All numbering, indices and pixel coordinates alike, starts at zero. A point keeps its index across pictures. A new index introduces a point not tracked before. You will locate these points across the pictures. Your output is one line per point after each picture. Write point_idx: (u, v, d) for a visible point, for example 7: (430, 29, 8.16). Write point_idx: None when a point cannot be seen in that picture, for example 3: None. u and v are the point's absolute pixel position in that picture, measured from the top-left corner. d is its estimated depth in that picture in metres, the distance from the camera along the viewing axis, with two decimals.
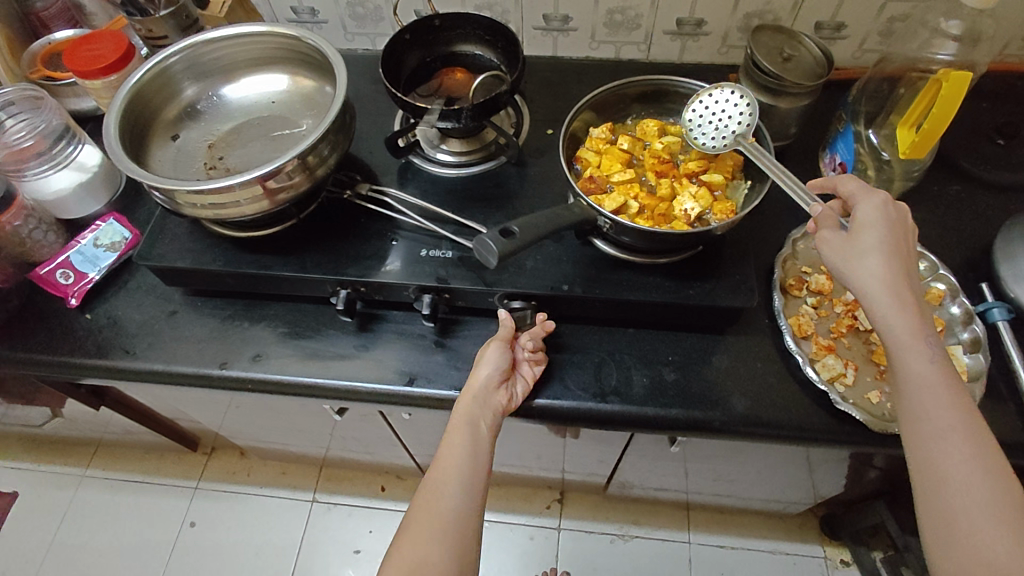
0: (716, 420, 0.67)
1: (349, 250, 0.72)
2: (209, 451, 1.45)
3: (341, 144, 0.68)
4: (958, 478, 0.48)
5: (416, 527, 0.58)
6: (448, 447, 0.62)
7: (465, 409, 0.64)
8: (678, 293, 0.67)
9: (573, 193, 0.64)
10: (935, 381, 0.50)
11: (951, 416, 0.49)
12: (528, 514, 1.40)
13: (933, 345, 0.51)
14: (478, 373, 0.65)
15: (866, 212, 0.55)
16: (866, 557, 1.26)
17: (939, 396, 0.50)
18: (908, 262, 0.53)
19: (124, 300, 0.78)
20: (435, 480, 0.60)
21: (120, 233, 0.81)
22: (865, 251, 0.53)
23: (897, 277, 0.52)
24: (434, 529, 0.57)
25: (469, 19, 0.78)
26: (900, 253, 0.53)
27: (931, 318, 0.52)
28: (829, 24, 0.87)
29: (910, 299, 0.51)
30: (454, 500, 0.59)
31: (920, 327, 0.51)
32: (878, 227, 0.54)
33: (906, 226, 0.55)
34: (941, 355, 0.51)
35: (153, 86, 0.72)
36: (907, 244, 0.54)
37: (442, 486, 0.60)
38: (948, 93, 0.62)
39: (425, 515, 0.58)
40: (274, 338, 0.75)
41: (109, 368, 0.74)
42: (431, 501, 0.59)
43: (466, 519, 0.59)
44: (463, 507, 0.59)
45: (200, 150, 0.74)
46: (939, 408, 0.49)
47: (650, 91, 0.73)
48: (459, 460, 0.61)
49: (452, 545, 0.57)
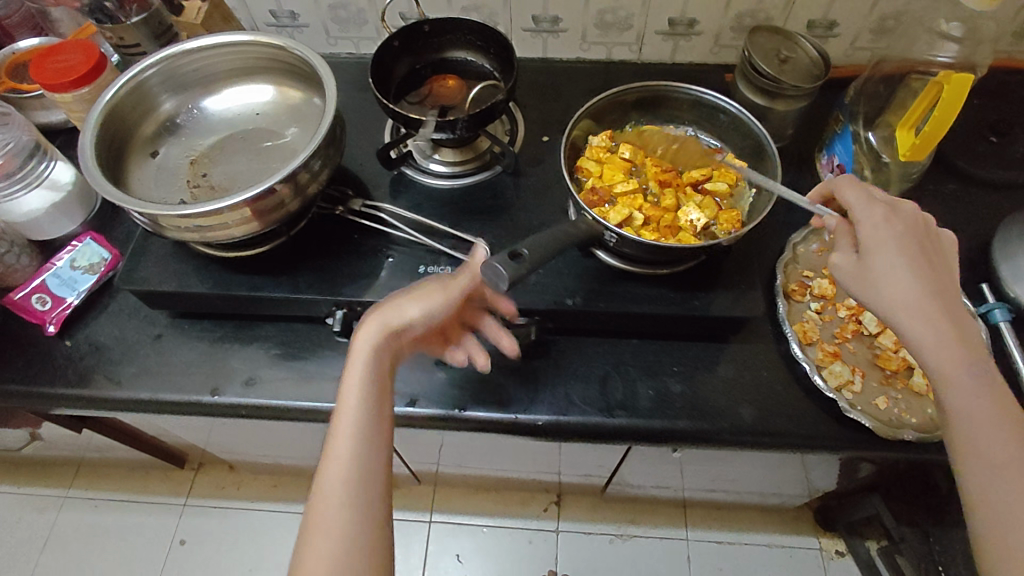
0: (724, 432, 0.66)
1: (343, 268, 0.69)
2: (197, 467, 1.40)
3: (333, 159, 0.66)
4: (1017, 511, 0.47)
5: (321, 490, 0.51)
6: (348, 392, 0.55)
7: (368, 345, 0.56)
8: (683, 305, 0.66)
9: (577, 206, 0.63)
10: (978, 405, 0.50)
11: (1000, 440, 0.49)
12: (526, 517, 1.38)
13: (970, 366, 0.50)
14: (393, 310, 0.57)
15: (878, 227, 0.54)
16: (861, 548, 1.27)
17: (983, 422, 0.50)
18: (940, 280, 0.53)
19: (107, 325, 0.75)
20: (337, 433, 0.53)
21: (97, 253, 0.77)
22: (887, 274, 0.52)
23: (925, 298, 0.51)
24: (340, 490, 0.51)
25: (459, 24, 0.75)
26: (920, 270, 0.52)
27: (967, 334, 0.51)
28: (821, 23, 0.86)
29: (940, 321, 0.51)
30: (358, 453, 0.52)
31: (953, 350, 0.51)
32: (894, 244, 0.53)
33: (922, 234, 0.54)
34: (979, 375, 0.50)
35: (130, 102, 0.69)
36: (936, 259, 0.54)
37: (343, 440, 0.53)
38: (949, 96, 0.63)
39: (329, 474, 0.52)
40: (266, 360, 0.72)
41: (94, 398, 0.71)
42: (334, 458, 0.52)
43: (375, 474, 0.52)
44: (369, 459, 0.52)
45: (182, 167, 0.71)
46: (985, 433, 0.49)
47: (647, 98, 0.71)
48: (361, 404, 0.54)
49: (366, 505, 0.51)
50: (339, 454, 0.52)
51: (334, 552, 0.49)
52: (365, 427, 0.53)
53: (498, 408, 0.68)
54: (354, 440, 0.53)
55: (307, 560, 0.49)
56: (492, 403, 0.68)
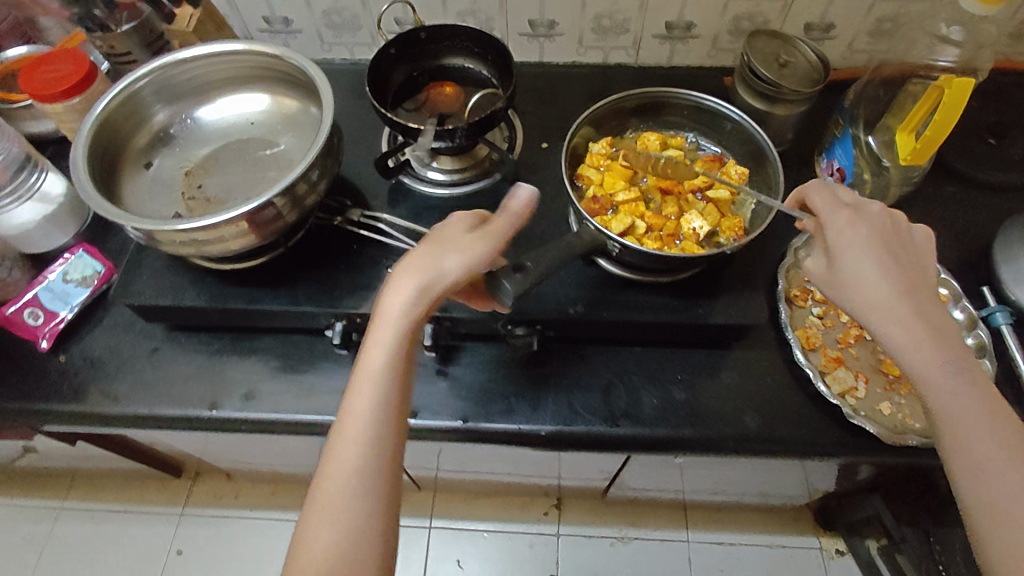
0: (729, 440, 0.66)
1: (343, 280, 0.68)
2: (195, 476, 1.37)
3: (331, 169, 0.65)
4: (1013, 513, 0.45)
5: (330, 471, 0.47)
6: (372, 359, 0.49)
7: (399, 307, 0.50)
8: (686, 313, 0.66)
9: (579, 216, 0.62)
10: (962, 403, 0.48)
11: (988, 438, 0.47)
12: (526, 521, 1.38)
13: (949, 362, 0.49)
14: (432, 267, 0.51)
15: (843, 230, 0.54)
16: (861, 547, 1.27)
17: (966, 420, 0.48)
18: (909, 277, 0.52)
19: (102, 339, 0.74)
20: (352, 407, 0.49)
21: (91, 266, 0.76)
22: (856, 275, 0.52)
23: (892, 296, 0.50)
24: (351, 472, 0.47)
25: (456, 31, 0.74)
26: (888, 269, 0.51)
27: (943, 330, 0.50)
28: (818, 25, 0.86)
29: (910, 318, 0.50)
30: (375, 434, 0.48)
31: (930, 348, 0.49)
32: (860, 244, 0.53)
33: (891, 233, 0.54)
34: (960, 370, 0.48)
35: (122, 113, 0.67)
36: (904, 255, 0.53)
37: (359, 417, 0.48)
38: (950, 100, 0.62)
39: (340, 454, 0.47)
40: (266, 373, 0.71)
41: (90, 414, 0.69)
42: (347, 436, 0.48)
43: (389, 457, 0.48)
44: (383, 439, 0.48)
45: (177, 179, 0.70)
46: (971, 432, 0.47)
47: (647, 104, 0.71)
48: (382, 377, 0.49)
49: (376, 491, 0.47)
50: (353, 433, 0.48)
51: (336, 542, 0.45)
52: (384, 405, 0.49)
53: (501, 418, 0.68)
54: (371, 419, 0.48)
55: (306, 548, 0.46)
56: (495, 414, 0.68)
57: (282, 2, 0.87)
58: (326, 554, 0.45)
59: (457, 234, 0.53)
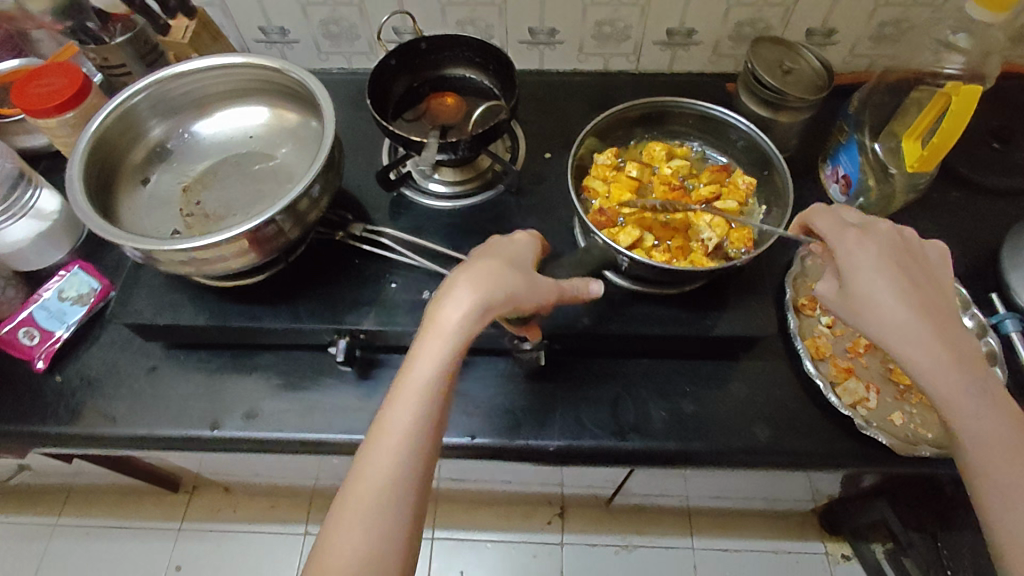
0: (740, 453, 0.65)
1: (345, 295, 0.67)
2: (192, 489, 1.33)
3: (332, 184, 0.64)
4: None
5: (364, 476, 0.46)
6: (418, 369, 0.47)
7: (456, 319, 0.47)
8: (694, 325, 0.65)
9: (586, 229, 0.61)
10: (982, 424, 0.48)
11: (1011, 459, 0.47)
12: (529, 530, 1.35)
13: (970, 384, 0.48)
14: (495, 285, 0.49)
15: (855, 250, 0.53)
16: (867, 552, 1.26)
17: (990, 443, 0.48)
18: (925, 295, 0.51)
19: (99, 358, 0.72)
20: (391, 417, 0.47)
21: (86, 283, 0.74)
22: (872, 297, 0.51)
23: (909, 318, 0.50)
24: (382, 483, 0.46)
25: (457, 41, 0.73)
26: (905, 289, 0.50)
27: (961, 351, 0.49)
28: (820, 31, 0.85)
29: (929, 340, 0.49)
30: (410, 447, 0.47)
31: (950, 370, 0.48)
32: (874, 264, 0.51)
33: (904, 251, 0.53)
34: (980, 391, 0.48)
35: (118, 130, 0.66)
36: (920, 273, 0.52)
37: (398, 427, 0.47)
38: (957, 106, 0.62)
39: (374, 463, 0.46)
40: (267, 391, 0.70)
41: (88, 435, 0.68)
42: (383, 445, 0.46)
43: (419, 474, 0.47)
44: (416, 456, 0.47)
45: (175, 195, 0.69)
46: (994, 452, 0.47)
47: (652, 113, 0.70)
48: (427, 390, 0.47)
49: (405, 505, 0.46)
50: (390, 443, 0.46)
51: (360, 550, 0.44)
52: (423, 420, 0.47)
53: (507, 434, 0.67)
54: (410, 433, 0.47)
55: (326, 552, 0.45)
56: (501, 430, 0.67)
57: (278, 12, 0.85)
58: (347, 562, 0.44)
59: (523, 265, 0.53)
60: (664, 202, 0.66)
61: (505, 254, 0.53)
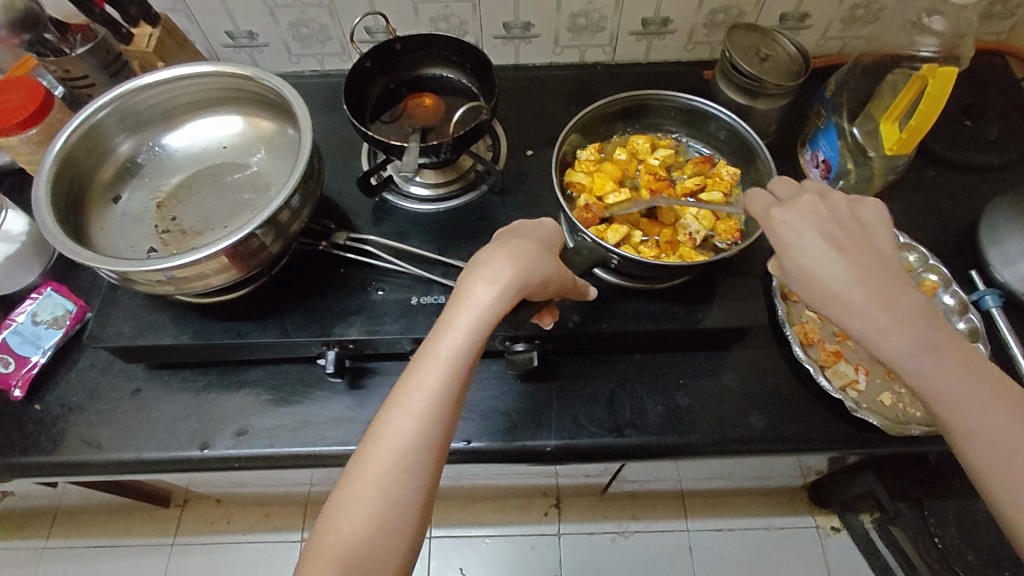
0: (736, 441, 0.66)
1: (332, 306, 0.66)
2: (182, 503, 1.32)
3: (313, 194, 0.62)
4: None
5: (383, 439, 0.45)
6: (449, 334, 0.47)
7: (490, 289, 0.48)
8: (685, 318, 0.65)
9: (575, 229, 0.61)
10: (942, 383, 0.44)
11: (981, 412, 0.43)
12: (526, 523, 1.32)
13: (921, 341, 0.44)
14: (537, 263, 0.50)
15: (780, 228, 0.51)
16: (856, 522, 1.26)
17: (955, 389, 0.43)
18: (857, 253, 0.48)
19: (79, 384, 0.70)
20: (417, 379, 0.46)
21: (61, 305, 0.72)
22: (806, 270, 0.49)
23: (845, 279, 0.47)
24: (401, 448, 0.45)
25: (432, 40, 0.72)
26: (834, 256, 0.48)
27: (904, 309, 0.45)
28: (793, 15, 0.85)
29: (868, 300, 0.46)
30: (432, 414, 0.46)
31: (894, 332, 0.45)
32: (801, 239, 0.49)
33: (829, 218, 0.50)
34: (934, 347, 0.44)
35: (84, 146, 0.64)
36: (852, 233, 0.49)
37: (424, 388, 0.46)
38: (934, 89, 0.62)
39: (394, 427, 0.46)
40: (257, 407, 0.68)
41: (73, 464, 0.66)
42: (402, 411, 0.46)
43: (439, 443, 0.46)
44: (438, 424, 0.46)
45: (148, 211, 0.67)
46: (965, 410, 0.43)
47: (633, 107, 0.70)
48: (453, 357, 0.47)
49: (423, 469, 0.45)
50: (412, 406, 0.46)
51: (371, 509, 0.44)
52: (450, 386, 0.46)
53: (504, 437, 0.66)
54: (434, 398, 0.46)
55: (339, 513, 0.44)
56: (498, 433, 0.66)
57: (244, 15, 0.83)
58: (361, 518, 0.44)
59: (549, 243, 0.53)
60: (638, 204, 0.66)
61: (540, 233, 0.54)
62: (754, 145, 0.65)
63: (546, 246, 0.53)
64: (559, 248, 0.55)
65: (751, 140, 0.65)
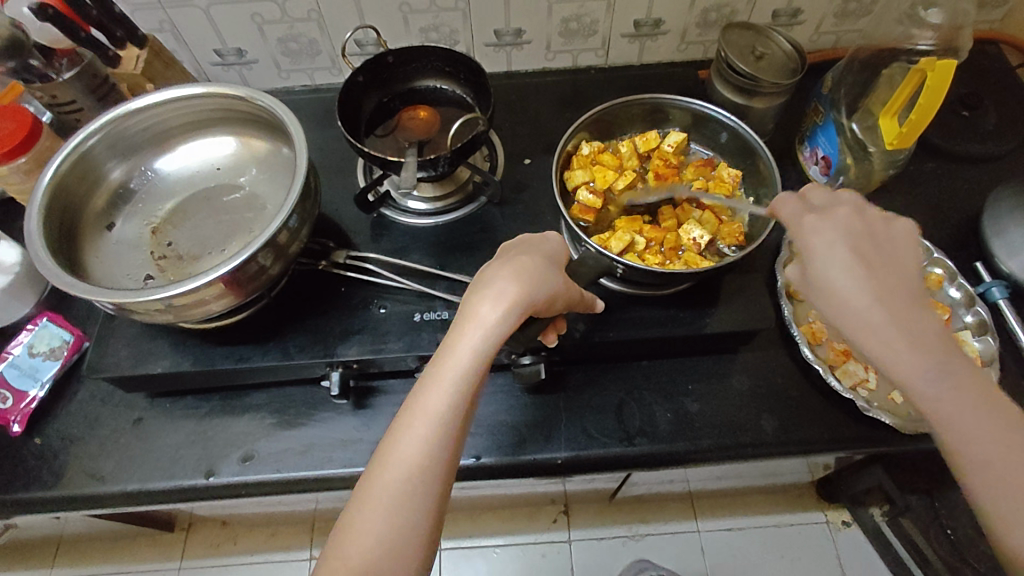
0: (749, 446, 0.65)
1: (334, 326, 0.65)
2: (188, 525, 1.30)
3: (311, 213, 0.61)
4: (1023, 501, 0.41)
5: (389, 464, 0.45)
6: (452, 357, 0.46)
7: (495, 310, 0.47)
8: (691, 323, 0.65)
9: (579, 239, 0.60)
10: (950, 405, 0.43)
11: (986, 436, 0.43)
12: (536, 531, 1.31)
13: (929, 361, 0.44)
14: (536, 277, 0.49)
15: (811, 236, 0.49)
16: (867, 515, 1.25)
17: (962, 411, 0.43)
18: (881, 271, 0.47)
19: (79, 415, 0.69)
20: (422, 402, 0.46)
21: (58, 335, 0.71)
22: (827, 279, 0.48)
23: (868, 295, 0.46)
24: (408, 473, 0.44)
25: (425, 52, 0.71)
26: (860, 271, 0.47)
27: (920, 330, 0.45)
28: (785, 12, 0.85)
29: (889, 318, 0.45)
30: (438, 437, 0.45)
31: (904, 350, 0.44)
32: (829, 250, 0.48)
33: (863, 233, 0.49)
34: (942, 367, 0.44)
35: (75, 175, 0.62)
36: (880, 251, 0.48)
37: (429, 411, 0.45)
38: (933, 82, 0.62)
39: (399, 452, 0.45)
40: (261, 432, 0.67)
41: (76, 497, 0.65)
42: (408, 435, 0.45)
43: (445, 469, 0.45)
44: (444, 447, 0.45)
45: (144, 238, 0.66)
46: (967, 430, 0.43)
47: (632, 112, 0.69)
48: (456, 381, 0.46)
49: (430, 491, 0.44)
50: (418, 431, 0.45)
51: (380, 535, 0.43)
52: (455, 409, 0.45)
53: (513, 451, 0.65)
54: (437, 420, 0.45)
55: (344, 538, 0.44)
56: (507, 447, 0.66)
57: (232, 33, 0.82)
58: (368, 544, 0.43)
59: (552, 256, 0.52)
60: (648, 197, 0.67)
61: (543, 247, 0.53)
62: (756, 146, 0.64)
63: (550, 260, 0.52)
64: (563, 261, 0.54)
65: (753, 141, 0.64)
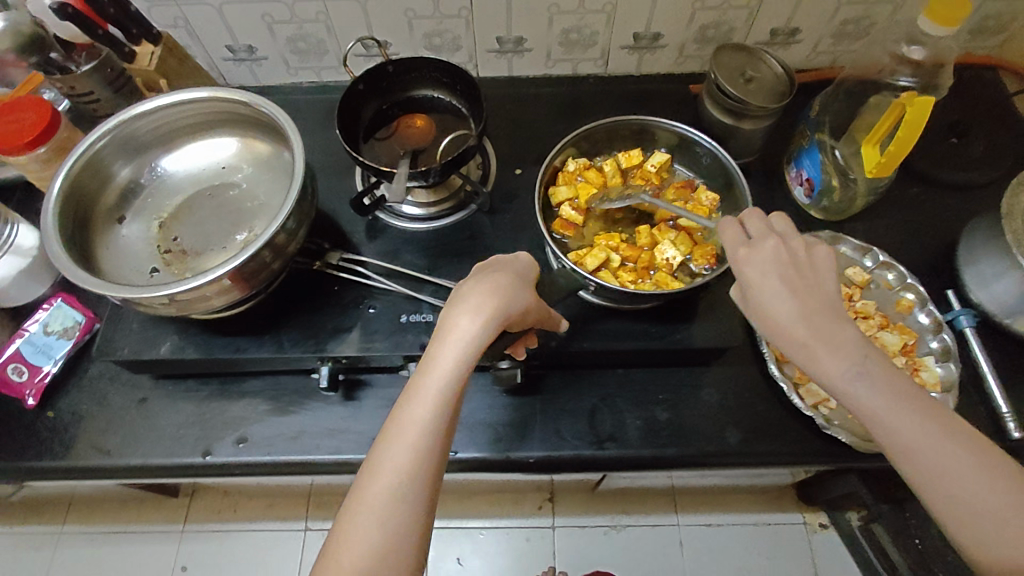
0: (711, 455, 0.69)
1: (326, 322, 0.69)
2: (191, 492, 1.35)
3: (307, 216, 0.65)
4: (966, 498, 0.44)
5: (378, 477, 0.48)
6: (430, 376, 0.50)
7: (467, 330, 0.51)
8: (662, 337, 0.68)
9: (556, 256, 0.63)
10: (885, 411, 0.46)
11: (924, 439, 0.45)
12: (522, 516, 1.36)
13: (860, 374, 0.47)
14: (508, 298, 0.52)
15: (746, 266, 0.52)
16: (842, 519, 1.29)
17: (896, 418, 0.46)
18: (810, 292, 0.50)
19: (89, 393, 0.74)
20: (406, 416, 0.49)
21: (71, 317, 0.75)
22: (765, 306, 0.51)
23: (800, 317, 0.49)
24: (396, 482, 0.48)
25: (423, 62, 0.74)
26: (790, 295, 0.50)
27: (845, 343, 0.48)
28: (783, 31, 0.86)
29: (821, 337, 0.48)
30: (424, 447, 0.49)
31: (839, 366, 0.47)
32: (762, 278, 0.51)
33: (791, 258, 0.51)
34: (871, 378, 0.47)
35: (87, 173, 0.66)
36: (809, 273, 0.51)
37: (413, 426, 0.49)
38: (913, 116, 0.63)
39: (388, 465, 0.48)
40: (256, 416, 0.72)
41: (85, 469, 0.70)
42: (394, 447, 0.49)
43: (431, 477, 0.49)
44: (430, 456, 0.49)
45: (151, 232, 0.70)
46: (906, 437, 0.46)
47: (617, 131, 0.72)
48: (435, 398, 0.49)
49: (419, 497, 0.48)
50: (407, 442, 0.48)
51: (375, 544, 0.46)
52: (438, 423, 0.49)
53: (489, 448, 0.70)
54: (423, 433, 0.49)
55: (341, 552, 0.46)
56: (483, 444, 0.70)
57: (243, 30, 0.85)
58: (363, 552, 0.46)
59: (522, 278, 0.56)
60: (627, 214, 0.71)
61: (514, 267, 0.56)
62: (732, 172, 0.67)
63: (521, 280, 0.55)
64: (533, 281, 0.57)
65: (730, 166, 0.67)
